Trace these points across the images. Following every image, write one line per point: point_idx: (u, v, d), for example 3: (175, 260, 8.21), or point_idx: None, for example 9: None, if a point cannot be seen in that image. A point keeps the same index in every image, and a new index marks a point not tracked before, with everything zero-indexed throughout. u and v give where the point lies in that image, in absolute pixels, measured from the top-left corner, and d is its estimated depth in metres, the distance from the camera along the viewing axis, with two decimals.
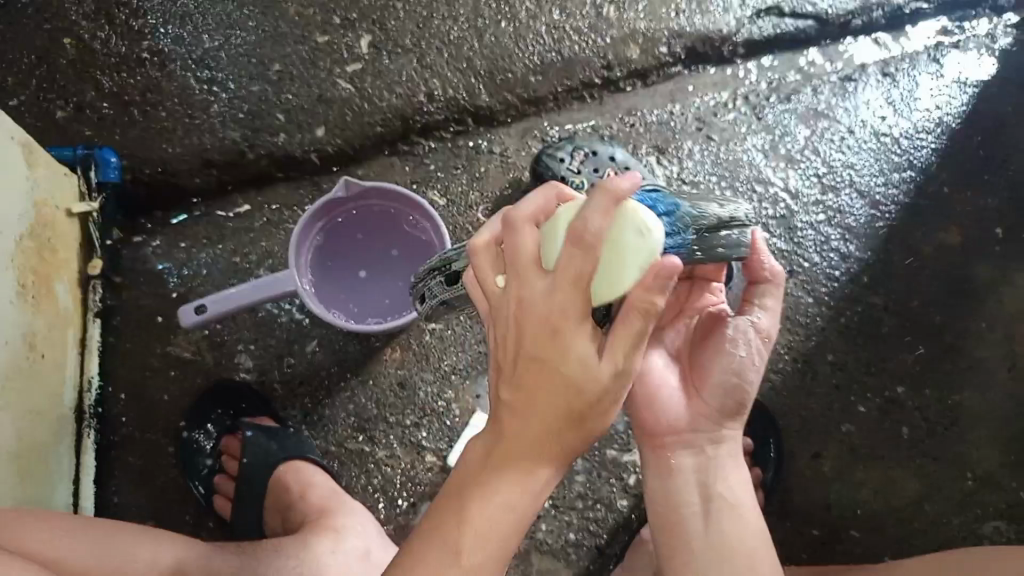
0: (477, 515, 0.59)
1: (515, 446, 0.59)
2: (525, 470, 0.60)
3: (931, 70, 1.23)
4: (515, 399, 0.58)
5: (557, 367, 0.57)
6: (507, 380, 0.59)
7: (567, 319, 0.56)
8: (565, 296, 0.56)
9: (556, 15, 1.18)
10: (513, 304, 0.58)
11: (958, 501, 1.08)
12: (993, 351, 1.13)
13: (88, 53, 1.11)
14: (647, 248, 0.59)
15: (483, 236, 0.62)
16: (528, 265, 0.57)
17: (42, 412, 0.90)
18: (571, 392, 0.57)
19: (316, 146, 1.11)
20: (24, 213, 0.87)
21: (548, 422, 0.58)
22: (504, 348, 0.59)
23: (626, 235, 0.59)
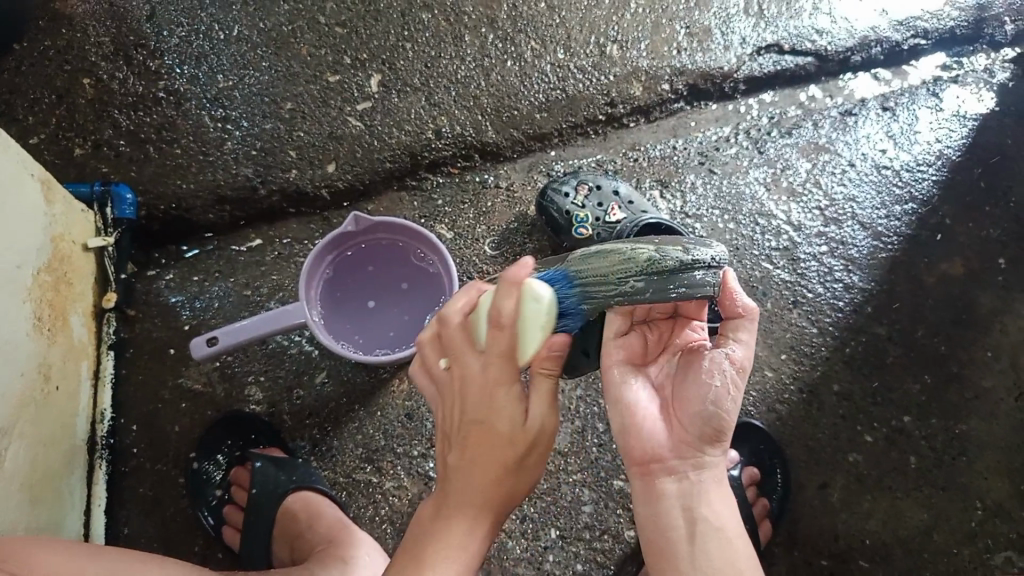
0: (435, 558, 0.65)
1: (458, 498, 0.66)
2: (472, 520, 0.66)
3: (930, 104, 1.26)
4: (461, 459, 0.67)
5: (490, 421, 0.66)
6: (454, 441, 0.68)
7: (500, 382, 0.66)
8: (501, 363, 0.66)
9: (560, 54, 1.22)
10: (458, 380, 0.68)
11: (968, 533, 1.07)
12: (999, 381, 1.13)
13: (106, 93, 1.14)
14: (545, 314, 0.69)
15: (428, 331, 0.74)
16: (461, 347, 0.69)
17: (55, 442, 0.91)
18: (511, 443, 0.66)
19: (327, 182, 1.14)
20: (42, 248, 0.90)
21: (491, 475, 0.66)
22: (449, 413, 0.69)
23: (529, 305, 0.68)
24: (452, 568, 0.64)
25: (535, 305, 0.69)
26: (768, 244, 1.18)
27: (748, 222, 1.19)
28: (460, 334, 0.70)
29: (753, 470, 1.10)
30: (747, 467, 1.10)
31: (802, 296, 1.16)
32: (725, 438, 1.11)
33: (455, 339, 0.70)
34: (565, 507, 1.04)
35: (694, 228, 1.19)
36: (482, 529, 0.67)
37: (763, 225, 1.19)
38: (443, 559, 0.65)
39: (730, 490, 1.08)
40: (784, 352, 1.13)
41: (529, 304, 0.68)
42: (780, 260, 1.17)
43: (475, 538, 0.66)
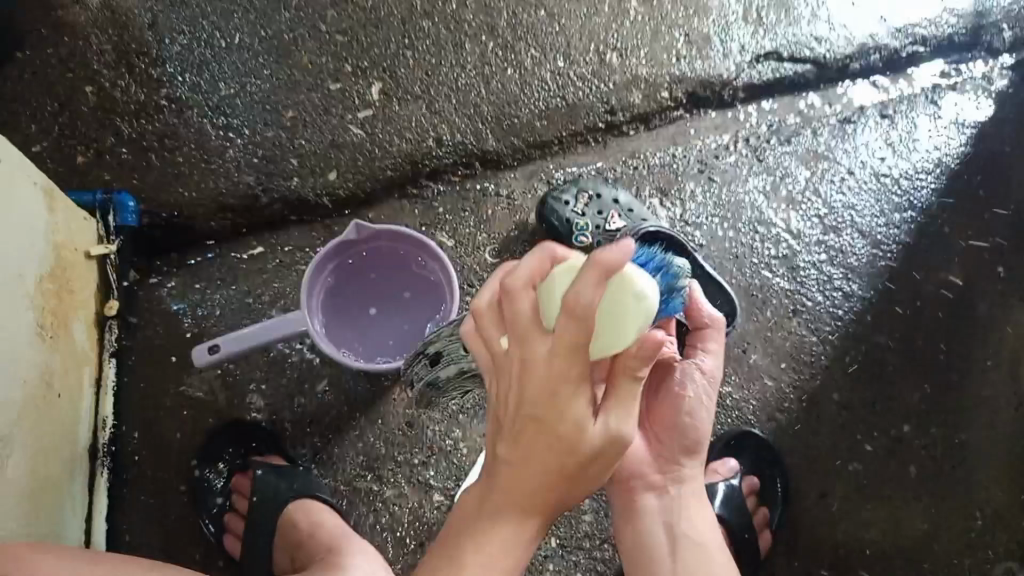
0: (478, 556, 0.68)
1: (507, 498, 0.66)
2: (521, 516, 0.67)
3: (929, 112, 1.26)
4: (511, 457, 0.64)
5: (552, 422, 0.61)
6: (506, 438, 0.64)
7: (565, 382, 0.59)
8: (571, 362, 0.58)
9: (560, 63, 1.22)
10: (517, 365, 0.60)
11: (967, 541, 1.08)
12: (998, 390, 1.14)
13: (108, 101, 1.15)
14: (642, 314, 0.61)
15: (485, 295, 0.65)
16: (529, 325, 0.59)
17: (57, 450, 0.92)
18: (570, 446, 0.62)
19: (328, 190, 1.15)
20: (44, 256, 0.90)
21: (542, 473, 0.64)
22: (506, 405, 0.63)
23: (626, 299, 0.60)
24: (494, 561, 0.68)
25: (636, 301, 0.60)
26: (767, 253, 1.19)
27: (748, 230, 1.20)
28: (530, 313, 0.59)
29: (753, 479, 1.09)
30: (746, 478, 1.09)
31: (802, 304, 1.16)
32: (723, 448, 1.10)
33: (518, 318, 0.59)
34: (565, 515, 1.04)
35: (694, 236, 1.19)
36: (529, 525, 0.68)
37: (762, 233, 1.20)
38: (481, 550, 0.68)
39: (734, 501, 1.05)
40: (783, 360, 1.14)
41: (630, 300, 0.60)
42: (780, 268, 1.18)
43: (528, 531, 0.68)
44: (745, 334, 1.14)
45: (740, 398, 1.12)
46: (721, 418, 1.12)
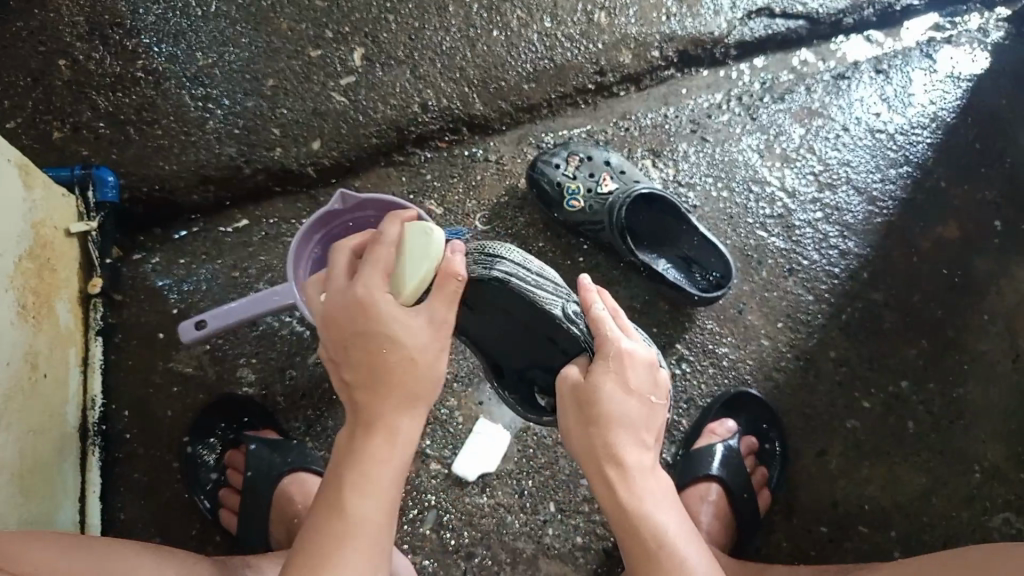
0: (362, 486, 0.63)
1: (371, 418, 0.65)
2: (389, 434, 0.65)
3: (924, 66, 1.24)
4: (362, 380, 0.66)
5: (385, 337, 0.65)
6: (347, 363, 0.66)
7: (372, 300, 0.66)
8: (359, 288, 0.66)
9: (547, 23, 1.19)
10: (342, 311, 0.66)
11: (966, 495, 1.07)
12: (995, 344, 1.13)
13: (82, 73, 1.12)
14: (431, 250, 0.69)
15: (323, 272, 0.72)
16: (338, 273, 0.68)
17: (44, 430, 0.90)
18: (403, 361, 0.65)
19: (313, 159, 1.12)
20: (23, 235, 0.88)
21: (399, 383, 0.65)
22: (345, 338, 0.66)
23: (414, 239, 0.69)
24: (374, 491, 0.63)
25: (428, 240, 0.69)
26: (762, 212, 1.17)
27: (742, 189, 1.18)
28: (391, 262, 0.68)
29: (752, 440, 1.09)
30: (746, 437, 1.09)
31: (798, 263, 1.15)
32: (721, 409, 1.09)
33: (340, 267, 0.69)
34: (563, 481, 1.04)
35: (687, 197, 1.17)
36: (402, 443, 0.65)
37: (757, 192, 1.17)
38: (367, 483, 0.63)
39: (730, 463, 1.06)
40: (780, 320, 1.13)
41: (416, 238, 0.69)
42: (775, 228, 1.16)
43: (394, 452, 0.64)
44: (741, 294, 1.13)
45: (737, 358, 1.11)
46: (717, 379, 1.11)
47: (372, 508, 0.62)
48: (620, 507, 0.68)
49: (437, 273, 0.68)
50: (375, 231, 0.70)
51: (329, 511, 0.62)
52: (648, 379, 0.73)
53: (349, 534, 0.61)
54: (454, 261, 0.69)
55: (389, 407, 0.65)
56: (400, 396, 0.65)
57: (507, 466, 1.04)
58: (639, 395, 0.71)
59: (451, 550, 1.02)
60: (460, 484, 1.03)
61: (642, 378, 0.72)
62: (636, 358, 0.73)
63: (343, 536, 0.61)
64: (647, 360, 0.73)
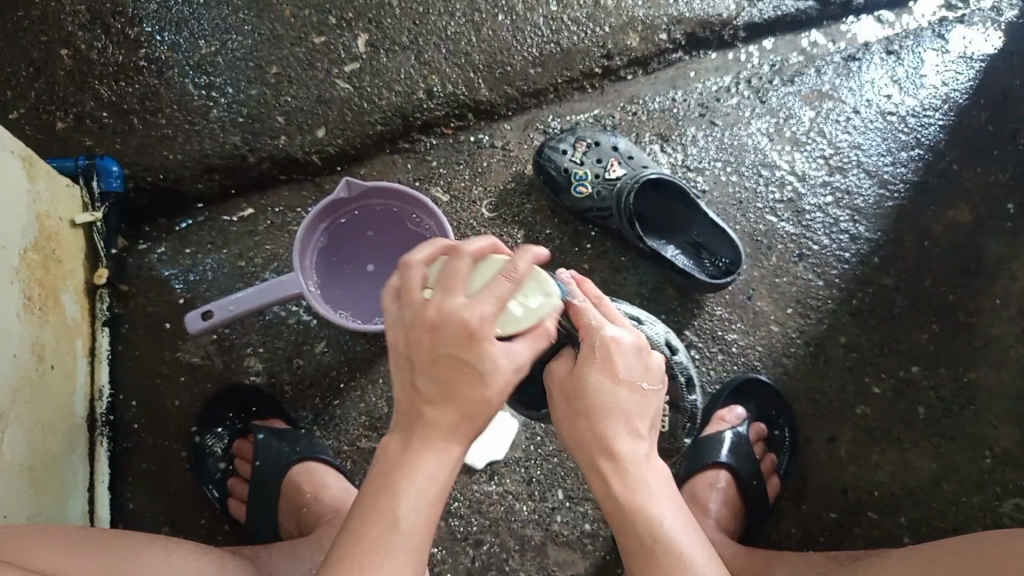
0: (410, 493, 0.61)
1: (433, 428, 0.62)
2: (442, 447, 0.63)
3: (936, 46, 1.21)
4: (431, 393, 0.62)
5: (462, 360, 0.62)
6: (422, 373, 0.63)
7: (479, 327, 0.62)
8: (465, 323, 0.62)
9: (553, 6, 1.17)
10: (436, 315, 0.62)
11: (978, 481, 1.07)
12: (1008, 329, 1.11)
13: (85, 63, 1.11)
14: (549, 303, 0.69)
15: (416, 258, 0.67)
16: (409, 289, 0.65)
17: (53, 421, 0.90)
18: (480, 397, 0.63)
19: (317, 147, 1.11)
20: (28, 226, 0.87)
21: (464, 406, 0.63)
22: (418, 348, 0.63)
23: (533, 298, 0.69)
24: (424, 498, 0.61)
25: (545, 298, 0.69)
26: (771, 196, 1.15)
27: (751, 174, 1.16)
28: (466, 270, 0.65)
29: (760, 426, 1.08)
30: (755, 424, 1.08)
31: (807, 248, 1.14)
32: (729, 395, 1.09)
33: (454, 276, 0.64)
34: (571, 469, 1.04)
35: (696, 181, 1.16)
36: (455, 454, 0.63)
37: (766, 177, 1.16)
38: (414, 488, 0.61)
39: (738, 450, 1.06)
40: (789, 306, 1.12)
41: (489, 270, 0.68)
42: (785, 213, 1.15)
43: (446, 463, 0.63)
44: (750, 280, 1.12)
45: (745, 345, 1.11)
46: (726, 365, 1.10)
47: (422, 519, 0.61)
48: (614, 498, 0.69)
49: (534, 325, 0.67)
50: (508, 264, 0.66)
51: (377, 518, 0.60)
52: (638, 366, 0.71)
53: (397, 544, 0.59)
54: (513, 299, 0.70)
55: (451, 422, 0.62)
56: (462, 419, 0.63)
57: (515, 454, 1.04)
58: (630, 383, 0.70)
59: (459, 538, 1.02)
60: (468, 472, 1.03)
61: (632, 366, 0.70)
62: (623, 344, 0.70)
63: (388, 546, 0.59)
64: (635, 345, 0.71)
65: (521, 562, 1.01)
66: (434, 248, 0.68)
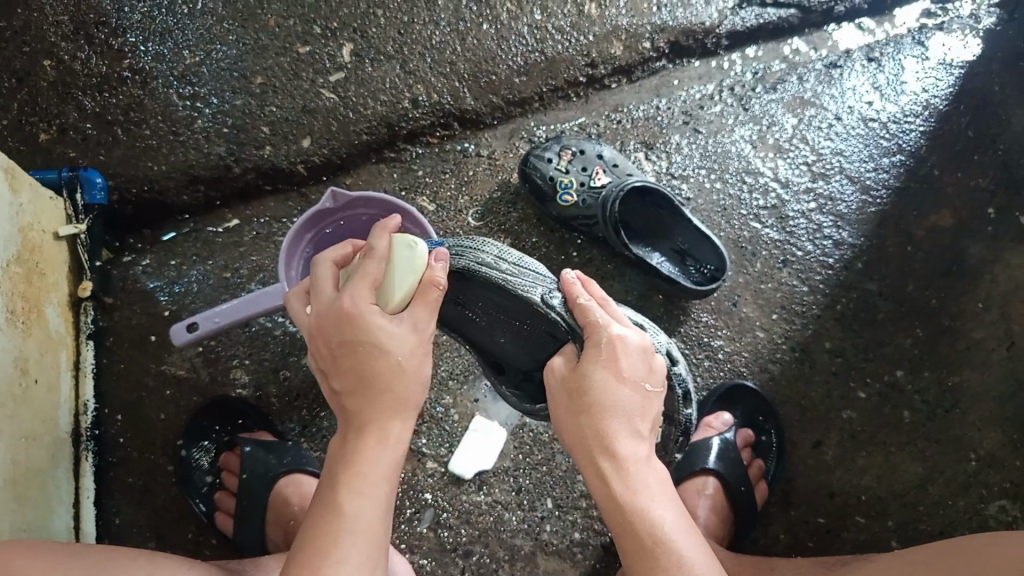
0: (364, 479, 0.62)
1: (364, 413, 0.65)
2: (380, 431, 0.64)
3: (916, 53, 1.23)
4: (347, 381, 0.66)
5: (360, 342, 0.65)
6: (333, 371, 0.67)
7: (354, 309, 0.66)
8: (339, 316, 0.66)
9: (538, 15, 1.18)
10: (319, 320, 0.67)
11: (962, 483, 1.08)
12: (990, 331, 1.13)
13: (68, 74, 1.10)
14: (417, 258, 0.70)
15: (326, 260, 0.72)
16: (321, 282, 0.70)
17: (37, 437, 0.89)
18: (389, 365, 0.65)
19: (303, 157, 1.11)
20: (10, 239, 0.87)
21: (367, 382, 0.65)
22: (321, 345, 0.67)
23: (402, 253, 0.71)
24: (372, 484, 0.62)
25: (411, 251, 0.71)
26: (756, 203, 1.16)
27: (735, 180, 1.17)
28: (377, 269, 0.69)
29: (747, 432, 1.09)
30: (742, 430, 1.09)
31: (792, 254, 1.15)
32: (716, 402, 1.10)
33: (320, 279, 0.70)
34: (560, 477, 1.04)
35: (681, 188, 1.17)
36: (394, 435, 0.65)
37: (750, 183, 1.17)
38: (363, 477, 0.62)
39: (726, 456, 1.06)
40: (775, 311, 1.13)
41: (403, 251, 0.71)
42: (769, 219, 1.16)
43: (385, 446, 0.64)
44: (735, 287, 1.13)
45: (731, 351, 1.11)
46: (713, 371, 1.11)
47: (367, 504, 0.62)
48: (614, 499, 0.66)
49: (421, 282, 0.70)
50: (364, 244, 0.70)
51: (330, 508, 0.61)
52: (642, 366, 0.71)
53: (343, 530, 0.60)
54: (435, 271, 0.71)
55: (378, 403, 0.65)
56: (388, 397, 0.65)
57: (504, 463, 1.04)
58: (633, 383, 0.70)
59: (448, 548, 1.01)
60: (457, 482, 1.03)
61: (636, 366, 0.71)
62: (628, 343, 0.71)
63: (338, 534, 0.60)
64: (640, 345, 0.72)
65: (510, 571, 1.01)
66: (338, 252, 0.74)
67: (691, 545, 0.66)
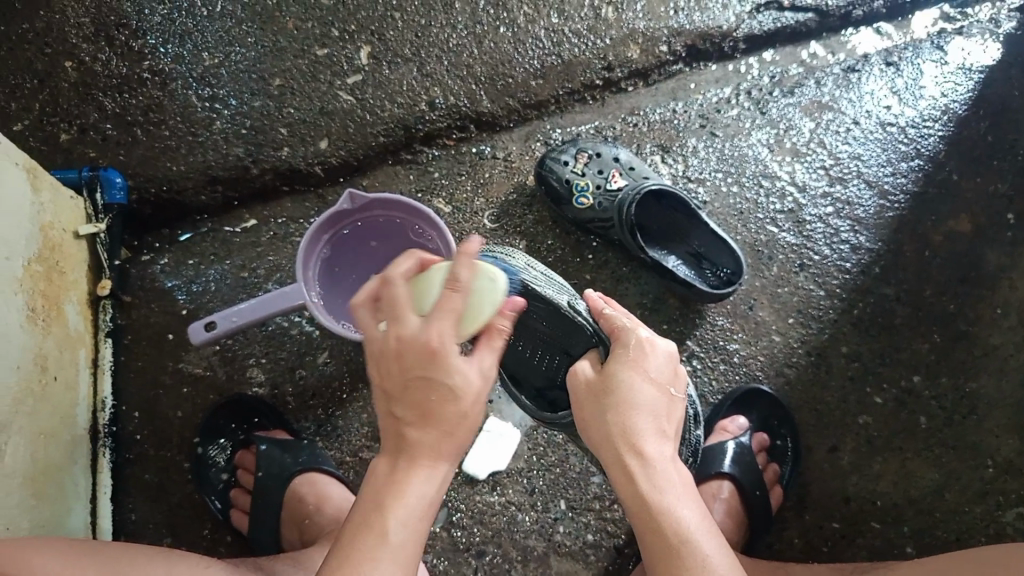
0: (400, 510, 0.60)
1: (413, 452, 0.61)
2: (430, 466, 0.61)
3: (935, 57, 1.22)
4: (410, 413, 0.61)
5: (435, 377, 0.61)
6: (394, 400, 0.62)
7: (444, 345, 0.61)
8: (411, 347, 0.61)
9: (554, 19, 1.18)
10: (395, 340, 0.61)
11: (980, 491, 1.07)
12: (1009, 338, 1.12)
13: (90, 75, 1.12)
14: (493, 291, 0.70)
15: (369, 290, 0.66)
16: (397, 307, 0.62)
17: (55, 433, 0.90)
18: (457, 410, 0.62)
19: (320, 158, 1.12)
20: (32, 237, 0.88)
21: (435, 425, 0.61)
22: (385, 377, 0.62)
23: (481, 282, 0.70)
24: (412, 514, 0.60)
25: (491, 284, 0.71)
26: (772, 207, 1.16)
27: (752, 184, 1.17)
28: (405, 296, 0.63)
29: (763, 436, 1.08)
30: (757, 434, 1.09)
31: (808, 258, 1.14)
32: (732, 405, 1.09)
33: (391, 300, 0.63)
34: (573, 480, 1.04)
35: (697, 192, 1.16)
36: (440, 474, 0.62)
37: (766, 187, 1.17)
38: (402, 507, 0.60)
39: (741, 460, 1.06)
40: (791, 316, 1.12)
41: (483, 282, 0.70)
42: (785, 223, 1.15)
43: (435, 479, 0.62)
44: (751, 290, 1.12)
45: (747, 354, 1.11)
46: (728, 375, 1.10)
47: (409, 532, 0.60)
48: (641, 497, 0.65)
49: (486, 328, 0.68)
50: (449, 275, 0.63)
51: (367, 533, 0.59)
52: (668, 370, 0.72)
53: (383, 553, 0.58)
54: (505, 319, 0.70)
55: (430, 438, 0.61)
56: (443, 436, 0.62)
57: (518, 465, 1.04)
58: (658, 385, 0.71)
59: (461, 549, 1.01)
60: (470, 483, 1.03)
61: (661, 368, 0.72)
62: (655, 347, 0.73)
63: (375, 555, 0.58)
64: (665, 351, 0.74)
65: (523, 573, 1.01)
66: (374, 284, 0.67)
67: (717, 548, 0.64)
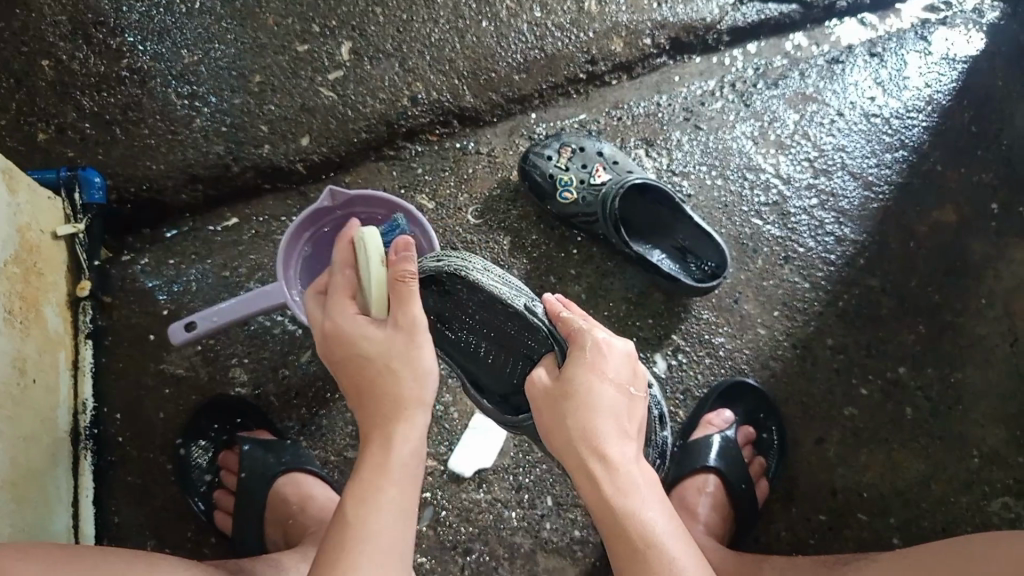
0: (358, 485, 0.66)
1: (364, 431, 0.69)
2: (379, 435, 0.68)
3: (918, 48, 1.22)
4: (355, 399, 0.71)
5: (353, 351, 0.70)
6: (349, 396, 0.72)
7: (341, 321, 0.72)
8: (326, 341, 0.73)
9: (537, 12, 1.17)
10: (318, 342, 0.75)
11: (966, 481, 1.07)
12: (994, 328, 1.12)
13: (67, 73, 1.10)
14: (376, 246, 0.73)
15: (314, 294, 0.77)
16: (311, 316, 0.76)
17: (36, 436, 0.89)
18: (380, 370, 0.69)
19: (302, 156, 1.11)
20: (9, 239, 0.87)
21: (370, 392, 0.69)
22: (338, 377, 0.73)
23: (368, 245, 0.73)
24: (370, 484, 0.65)
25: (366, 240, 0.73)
26: (757, 200, 1.16)
27: (736, 177, 1.16)
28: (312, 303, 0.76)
29: (748, 429, 1.08)
30: (743, 427, 1.08)
31: (793, 251, 1.14)
32: (717, 400, 1.09)
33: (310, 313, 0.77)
34: (560, 476, 1.03)
35: (682, 185, 1.16)
36: (393, 437, 0.68)
37: (750, 180, 1.16)
38: (361, 484, 0.65)
39: (727, 453, 1.05)
40: (776, 308, 1.12)
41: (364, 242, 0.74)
42: (770, 216, 1.15)
43: (387, 445, 0.67)
44: (736, 284, 1.12)
45: (733, 348, 1.11)
46: (714, 369, 1.10)
47: (370, 503, 0.64)
48: (605, 502, 0.65)
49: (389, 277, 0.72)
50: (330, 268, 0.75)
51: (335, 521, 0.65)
52: (627, 371, 0.72)
53: (352, 539, 0.62)
54: (396, 260, 0.71)
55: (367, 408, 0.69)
56: (381, 404, 0.69)
57: (504, 462, 1.04)
58: (617, 385, 0.70)
59: (449, 547, 1.01)
60: (457, 481, 1.03)
61: (620, 369, 0.71)
62: (613, 347, 0.72)
63: (343, 538, 0.63)
64: (625, 352, 0.73)
65: (511, 570, 1.01)
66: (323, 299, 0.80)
67: (682, 550, 0.65)
